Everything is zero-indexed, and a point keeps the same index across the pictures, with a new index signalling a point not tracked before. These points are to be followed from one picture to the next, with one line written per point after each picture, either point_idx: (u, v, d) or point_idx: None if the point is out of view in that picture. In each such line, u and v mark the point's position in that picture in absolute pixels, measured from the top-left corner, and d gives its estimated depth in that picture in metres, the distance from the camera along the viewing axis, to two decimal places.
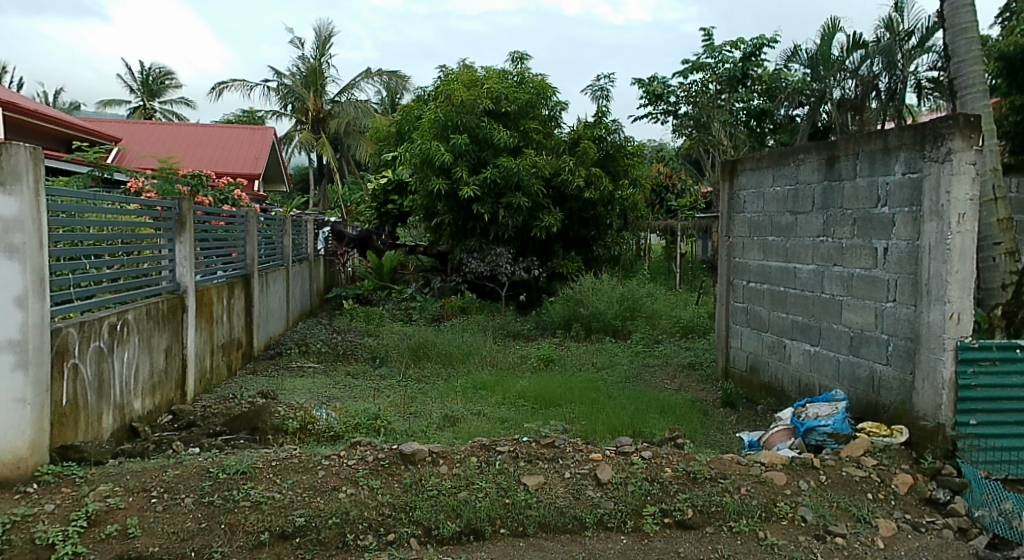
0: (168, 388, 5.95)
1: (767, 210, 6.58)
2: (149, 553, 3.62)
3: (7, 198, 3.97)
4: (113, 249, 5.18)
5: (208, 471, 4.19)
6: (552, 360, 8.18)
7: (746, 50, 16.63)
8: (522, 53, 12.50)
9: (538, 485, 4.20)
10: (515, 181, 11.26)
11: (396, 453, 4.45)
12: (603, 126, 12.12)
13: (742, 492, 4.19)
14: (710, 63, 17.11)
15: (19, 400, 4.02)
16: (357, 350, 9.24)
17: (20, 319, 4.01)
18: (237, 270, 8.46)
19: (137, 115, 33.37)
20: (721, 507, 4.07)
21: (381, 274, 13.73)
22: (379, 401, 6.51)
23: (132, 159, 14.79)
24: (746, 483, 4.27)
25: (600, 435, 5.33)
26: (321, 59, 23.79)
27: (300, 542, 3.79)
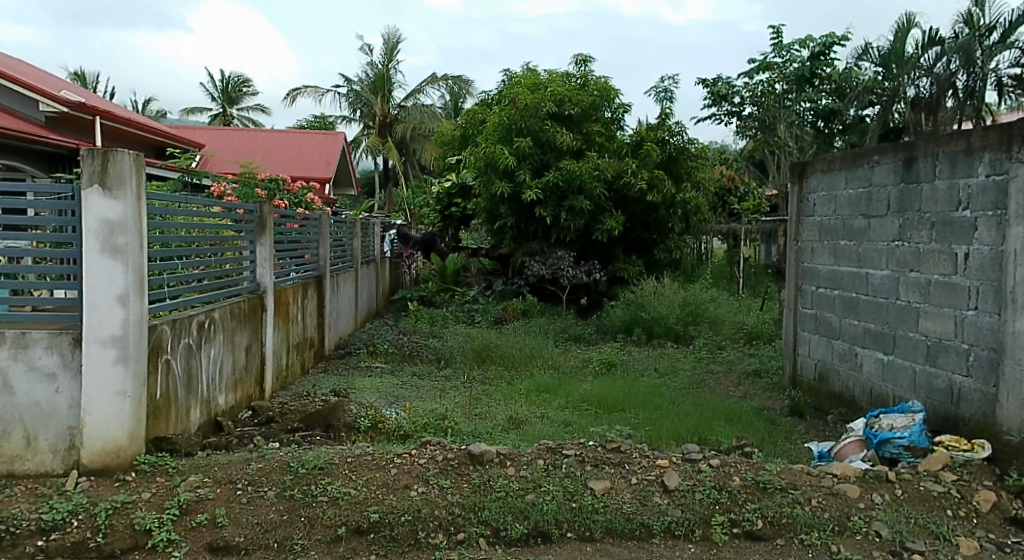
0: (248, 384, 6.18)
1: (839, 213, 6.48)
2: (235, 544, 3.79)
3: (112, 202, 4.20)
4: (200, 251, 5.40)
5: (289, 466, 4.37)
6: (615, 364, 8.21)
7: (815, 49, 16.17)
8: (585, 55, 12.52)
9: (605, 491, 4.26)
10: (577, 184, 11.30)
11: (465, 454, 4.58)
12: (666, 128, 12.11)
13: (814, 504, 4.18)
14: (776, 63, 16.60)
15: (120, 393, 4.24)
16: (422, 350, 9.42)
17: (121, 316, 4.22)
18: (311, 271, 8.73)
19: (216, 123, 34.50)
20: (793, 519, 4.06)
21: (444, 276, 13.80)
22: (444, 402, 6.65)
23: (216, 167, 15.35)
24: (818, 495, 4.26)
25: (665, 441, 5.34)
26: (388, 65, 24.19)
27: (375, 538, 3.91)
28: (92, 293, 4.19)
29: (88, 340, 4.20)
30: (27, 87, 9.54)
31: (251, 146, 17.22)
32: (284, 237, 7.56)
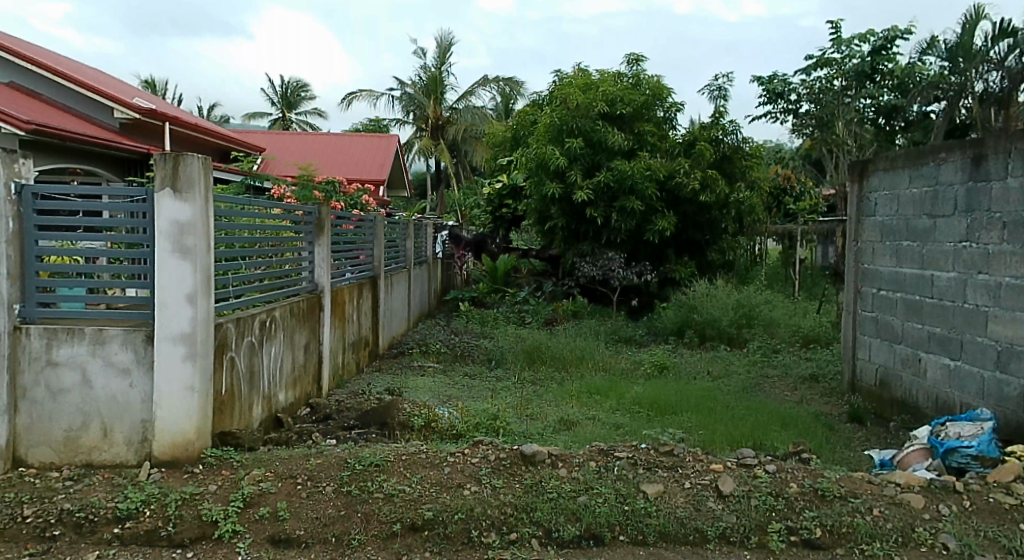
0: (306, 382, 6.34)
1: (902, 213, 6.36)
2: (295, 537, 3.90)
3: (182, 204, 4.34)
4: (262, 251, 5.55)
5: (346, 462, 4.47)
6: (666, 367, 8.16)
7: (876, 43, 15.73)
8: (638, 54, 12.47)
9: (658, 494, 4.25)
10: (629, 185, 11.26)
11: (517, 454, 4.63)
12: (720, 127, 12.00)
13: (875, 514, 4.11)
14: (834, 59, 16.17)
15: (189, 389, 4.39)
16: (474, 351, 9.50)
17: (190, 314, 4.37)
18: (366, 272, 8.89)
19: (276, 127, 35.27)
20: (853, 529, 4.01)
21: (495, 278, 13.81)
22: (496, 402, 6.71)
23: (275, 169, 15.70)
24: (879, 504, 4.19)
25: (719, 446, 5.30)
26: (441, 68, 24.40)
27: (429, 535, 3.97)
28: (163, 292, 4.35)
29: (159, 338, 4.35)
30: (102, 95, 9.90)
31: (308, 150, 17.55)
32: (341, 238, 7.71)
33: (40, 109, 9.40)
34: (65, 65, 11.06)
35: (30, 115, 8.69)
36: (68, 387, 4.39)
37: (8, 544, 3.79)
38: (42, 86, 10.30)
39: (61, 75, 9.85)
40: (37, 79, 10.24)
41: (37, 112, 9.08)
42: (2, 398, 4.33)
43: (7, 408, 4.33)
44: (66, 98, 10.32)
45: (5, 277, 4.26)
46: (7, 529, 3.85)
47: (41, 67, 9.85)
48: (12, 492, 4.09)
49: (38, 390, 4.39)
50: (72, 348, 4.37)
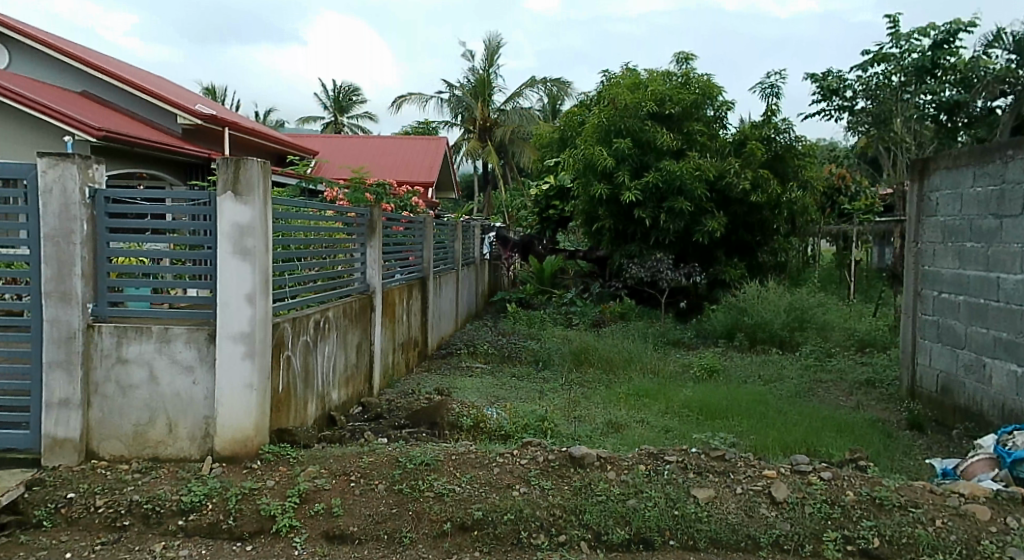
0: (358, 381, 6.45)
1: (965, 213, 6.22)
2: (349, 533, 3.98)
3: (243, 207, 4.47)
4: (316, 252, 5.66)
5: (398, 461, 4.55)
6: (716, 370, 8.08)
7: (937, 37, 15.33)
8: (688, 53, 12.35)
9: (709, 499, 4.24)
10: (677, 185, 11.19)
11: (566, 456, 4.65)
12: (772, 126, 11.90)
13: (937, 525, 4.03)
14: (893, 53, 15.94)
15: (248, 386, 4.51)
16: (521, 352, 9.53)
17: (249, 314, 4.49)
18: (415, 272, 8.99)
19: (328, 131, 35.88)
20: (914, 539, 3.94)
21: (542, 279, 13.80)
22: (544, 404, 6.74)
23: (328, 173, 15.96)
24: (942, 515, 4.11)
25: (772, 451, 5.23)
26: (489, 70, 24.53)
27: (478, 535, 4.02)
28: (224, 292, 4.48)
29: (220, 336, 4.49)
30: (166, 102, 10.19)
31: (358, 152, 17.80)
32: (391, 240, 7.82)
33: (108, 116, 9.71)
34: (132, 73, 11.42)
35: (100, 121, 9.00)
36: (136, 383, 4.53)
37: (82, 533, 3.96)
38: (110, 93, 10.64)
39: (130, 83, 10.17)
40: (106, 87, 10.59)
41: (106, 119, 9.39)
42: (76, 393, 4.46)
43: (80, 402, 4.47)
44: (133, 104, 10.65)
45: (79, 276, 4.41)
46: (80, 519, 4.02)
47: (110, 76, 10.18)
48: (84, 483, 4.24)
49: (108, 386, 4.54)
50: (140, 346, 4.52)
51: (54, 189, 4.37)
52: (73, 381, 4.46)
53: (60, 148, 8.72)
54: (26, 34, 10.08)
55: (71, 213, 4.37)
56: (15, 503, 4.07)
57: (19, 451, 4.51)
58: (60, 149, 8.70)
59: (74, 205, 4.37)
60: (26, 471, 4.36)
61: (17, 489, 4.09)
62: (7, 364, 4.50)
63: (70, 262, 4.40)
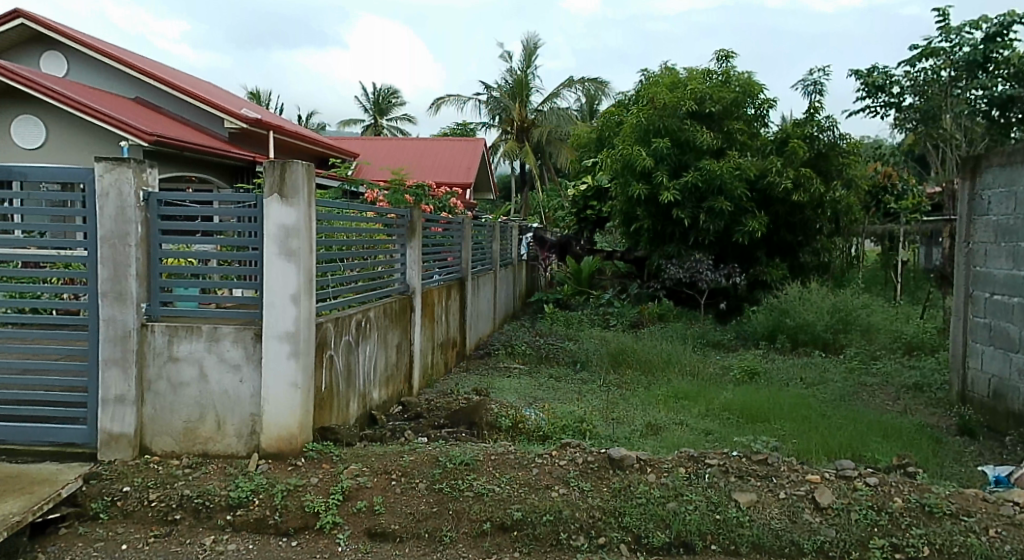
0: (398, 381, 6.51)
1: (1019, 211, 6.07)
2: (390, 531, 4.04)
3: (288, 209, 4.56)
4: (358, 253, 5.73)
5: (438, 460, 4.59)
6: (757, 373, 8.00)
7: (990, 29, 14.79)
8: (728, 50, 12.25)
9: (750, 504, 4.21)
10: (717, 185, 11.11)
11: (605, 458, 4.65)
12: (815, 123, 11.66)
13: (990, 534, 3.97)
14: (943, 47, 15.44)
15: (293, 385, 4.59)
16: (559, 353, 9.53)
17: (294, 314, 4.57)
18: (454, 273, 9.05)
19: (369, 133, 36.28)
20: (965, 548, 3.88)
21: (579, 280, 13.78)
22: (583, 405, 6.74)
23: (369, 175, 16.13)
24: (995, 524, 4.04)
25: (815, 456, 5.17)
26: (527, 71, 24.55)
27: (517, 535, 4.05)
28: (270, 293, 4.57)
29: (266, 336, 4.57)
30: (213, 106, 10.40)
31: (397, 154, 17.95)
32: (430, 241, 7.87)
33: (159, 120, 9.94)
34: (180, 79, 11.67)
35: (151, 125, 9.22)
36: (186, 381, 4.64)
37: (136, 526, 4.09)
38: (160, 98, 10.89)
39: (179, 88, 10.39)
40: (155, 92, 10.84)
41: (156, 123, 9.62)
42: (130, 390, 4.57)
43: (135, 399, 4.58)
44: (182, 109, 10.88)
45: (134, 277, 4.53)
46: (135, 512, 4.15)
47: (159, 81, 10.42)
48: (138, 477, 4.36)
49: (161, 383, 4.65)
50: (191, 344, 4.63)
51: (111, 193, 4.49)
52: (128, 378, 4.57)
53: (117, 154, 8.98)
54: (79, 41, 10.36)
55: (127, 216, 4.49)
56: (74, 496, 4.20)
57: (80, 445, 4.62)
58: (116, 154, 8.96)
59: (129, 208, 4.49)
60: (83, 465, 4.50)
61: (76, 483, 4.22)
62: (67, 361, 4.63)
63: (124, 262, 4.51)
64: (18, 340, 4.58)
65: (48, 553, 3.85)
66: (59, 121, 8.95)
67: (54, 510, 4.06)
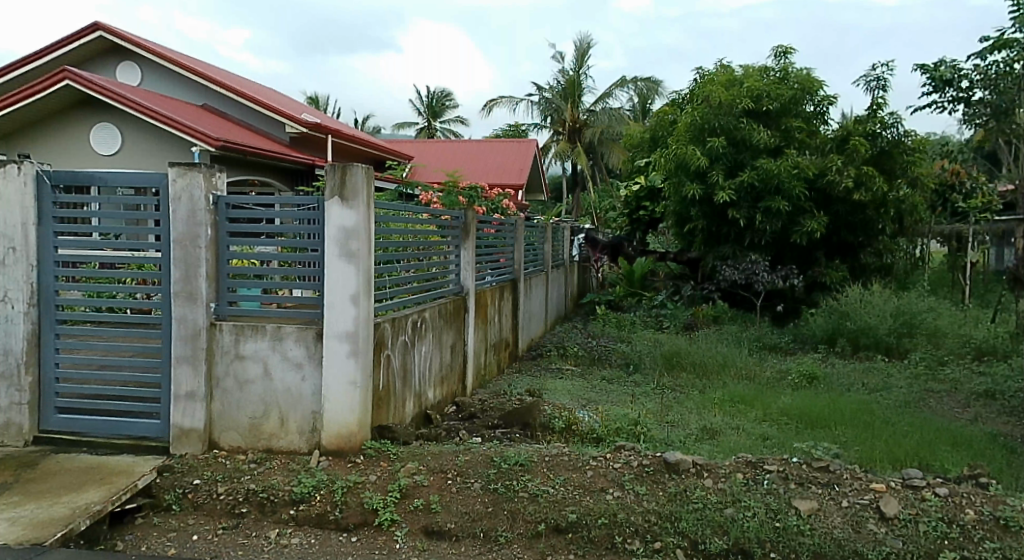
0: (452, 381, 6.54)
1: None
2: (447, 530, 4.06)
3: (348, 211, 4.61)
4: (413, 255, 5.77)
5: (493, 460, 4.59)
6: (816, 377, 7.82)
7: None
8: (786, 46, 12.02)
9: (811, 511, 4.12)
10: (774, 184, 10.89)
11: (660, 461, 4.60)
12: (877, 121, 11.34)
13: None
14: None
15: (352, 384, 4.64)
16: (611, 354, 9.47)
17: (353, 314, 4.62)
18: (506, 275, 9.06)
19: (423, 136, 36.65)
20: None
21: (631, 281, 13.68)
22: (637, 407, 6.69)
23: (424, 177, 16.29)
24: None
25: (880, 464, 5.03)
26: (579, 71, 24.48)
27: (573, 538, 4.03)
28: (330, 293, 4.63)
29: (327, 335, 4.64)
30: (274, 110, 10.60)
31: (450, 155, 18.09)
32: (484, 242, 7.89)
33: (222, 125, 10.18)
34: (242, 84, 11.94)
35: (218, 131, 9.44)
36: (251, 378, 4.73)
37: (205, 518, 4.19)
38: (222, 102, 11.14)
39: (241, 93, 10.62)
40: (218, 97, 11.10)
41: (220, 127, 9.85)
42: (200, 386, 4.68)
43: (204, 395, 4.69)
44: (243, 113, 11.12)
45: (203, 277, 4.63)
46: (205, 504, 4.24)
47: (222, 86, 10.67)
48: (207, 471, 4.46)
49: (228, 380, 4.75)
50: (256, 342, 4.71)
51: (183, 197, 4.61)
52: (198, 374, 4.68)
53: (183, 156, 9.23)
54: (147, 49, 10.68)
55: (197, 219, 4.61)
56: (149, 487, 4.32)
57: (153, 439, 4.76)
58: (185, 158, 9.21)
59: (200, 211, 4.60)
60: (156, 458, 4.63)
61: (150, 474, 4.34)
62: (141, 358, 4.77)
63: (195, 264, 4.62)
64: (99, 337, 4.75)
65: (126, 542, 3.97)
66: (136, 128, 9.21)
67: (131, 500, 4.18)
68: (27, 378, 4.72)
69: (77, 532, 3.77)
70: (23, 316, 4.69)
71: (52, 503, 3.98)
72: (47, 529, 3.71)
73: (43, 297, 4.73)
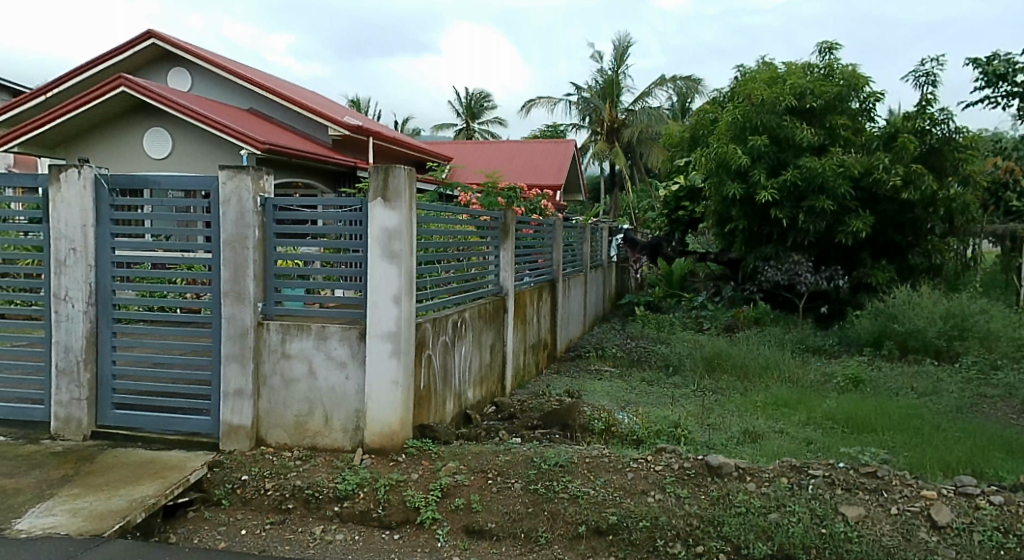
0: (491, 381, 6.54)
1: None
2: (487, 529, 4.05)
3: (390, 212, 4.62)
4: (453, 255, 5.77)
5: (533, 461, 4.57)
6: (862, 381, 7.66)
7: None
8: (831, 42, 11.81)
9: (858, 518, 4.03)
10: (818, 183, 10.69)
11: (702, 465, 4.54)
12: (927, 117, 11.09)
13: None
14: None
15: (394, 383, 4.66)
16: (650, 356, 9.39)
17: (395, 314, 4.63)
18: (545, 275, 9.02)
19: (461, 137, 36.77)
20: None
21: (670, 282, 13.56)
22: (677, 410, 6.61)
23: (462, 178, 16.34)
24: None
25: (931, 471, 4.90)
26: (618, 71, 24.35)
27: (613, 540, 3.98)
28: (373, 293, 4.65)
29: (370, 335, 4.65)
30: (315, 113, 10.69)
31: (488, 156, 18.13)
32: (522, 243, 7.86)
33: (266, 127, 10.31)
34: (285, 87, 12.08)
35: (263, 134, 9.56)
36: (297, 377, 4.77)
37: (253, 513, 4.23)
38: (265, 105, 11.28)
39: (283, 95, 10.74)
40: (261, 99, 11.24)
41: (263, 130, 9.97)
42: (248, 384, 4.73)
43: (251, 393, 4.73)
44: (286, 115, 11.25)
45: (252, 277, 4.68)
46: (252, 499, 4.29)
47: (265, 89, 10.80)
48: (255, 466, 4.51)
49: (275, 378, 4.79)
50: (302, 341, 4.75)
51: (231, 199, 4.67)
52: (246, 372, 4.73)
53: (228, 157, 9.37)
54: (193, 53, 10.86)
55: (245, 220, 4.66)
56: (200, 482, 4.38)
57: (203, 435, 4.83)
58: (230, 159, 9.35)
59: (248, 213, 4.65)
60: (207, 453, 4.69)
61: (202, 469, 4.41)
62: (192, 356, 4.85)
63: (243, 264, 4.68)
64: (153, 336, 4.84)
65: (178, 535, 4.03)
66: (187, 131, 9.37)
67: (183, 494, 4.25)
68: (85, 375, 4.81)
69: (134, 523, 3.86)
70: (82, 315, 4.78)
71: (109, 495, 4.08)
72: (105, 521, 3.81)
73: (102, 297, 4.83)
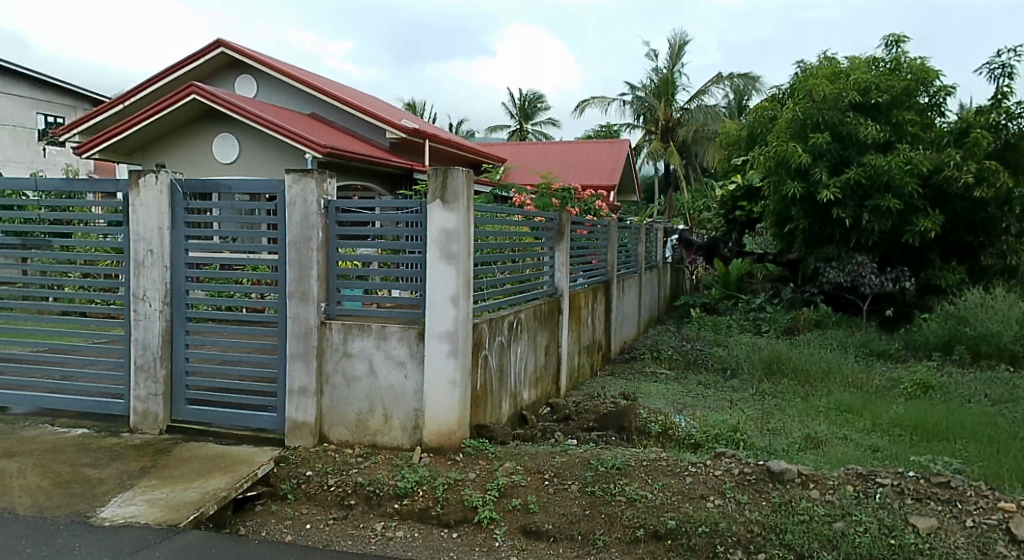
0: (546, 382, 6.49)
1: None
2: (544, 530, 4.00)
3: (449, 213, 4.62)
4: (508, 256, 5.73)
5: (590, 462, 4.51)
6: (931, 387, 7.39)
7: None
8: (898, 35, 11.44)
9: (930, 530, 3.86)
10: (884, 182, 10.37)
11: (764, 470, 4.41)
12: (1001, 111, 10.58)
13: None
14: None
15: (452, 383, 4.65)
16: (707, 359, 9.22)
17: (453, 314, 4.63)
18: (599, 276, 8.92)
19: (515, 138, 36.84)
20: None
21: (727, 284, 13.32)
22: (736, 414, 6.46)
23: (516, 179, 16.33)
24: None
25: (1007, 482, 4.68)
26: (673, 69, 24.09)
27: (672, 544, 3.89)
28: (431, 293, 4.64)
29: (429, 335, 4.65)
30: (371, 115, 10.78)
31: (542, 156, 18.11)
32: (577, 244, 7.79)
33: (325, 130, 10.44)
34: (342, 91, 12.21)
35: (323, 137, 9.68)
36: (358, 376, 4.79)
37: (317, 508, 4.25)
38: (323, 109, 11.42)
39: (341, 97, 10.86)
40: (320, 102, 11.39)
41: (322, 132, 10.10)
42: (312, 382, 4.77)
43: (315, 391, 4.77)
44: (343, 117, 11.37)
45: (315, 277, 4.72)
46: (316, 495, 4.31)
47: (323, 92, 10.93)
48: (318, 463, 4.54)
49: (336, 377, 4.81)
50: (363, 340, 4.76)
51: (297, 201, 4.71)
52: (310, 371, 4.77)
53: (290, 158, 9.51)
54: (256, 58, 11.07)
55: (310, 222, 4.69)
56: (267, 476, 4.43)
57: (271, 431, 4.89)
58: (291, 160, 9.49)
59: (312, 214, 4.69)
60: (273, 448, 4.74)
61: (269, 464, 4.45)
62: (258, 354, 4.92)
63: (308, 264, 4.71)
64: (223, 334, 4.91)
65: (246, 527, 4.08)
66: (253, 134, 9.54)
67: (252, 488, 4.30)
68: (161, 370, 4.92)
69: (207, 515, 3.92)
70: (158, 314, 4.89)
71: (184, 487, 4.15)
72: (181, 511, 3.88)
73: (176, 296, 4.93)
